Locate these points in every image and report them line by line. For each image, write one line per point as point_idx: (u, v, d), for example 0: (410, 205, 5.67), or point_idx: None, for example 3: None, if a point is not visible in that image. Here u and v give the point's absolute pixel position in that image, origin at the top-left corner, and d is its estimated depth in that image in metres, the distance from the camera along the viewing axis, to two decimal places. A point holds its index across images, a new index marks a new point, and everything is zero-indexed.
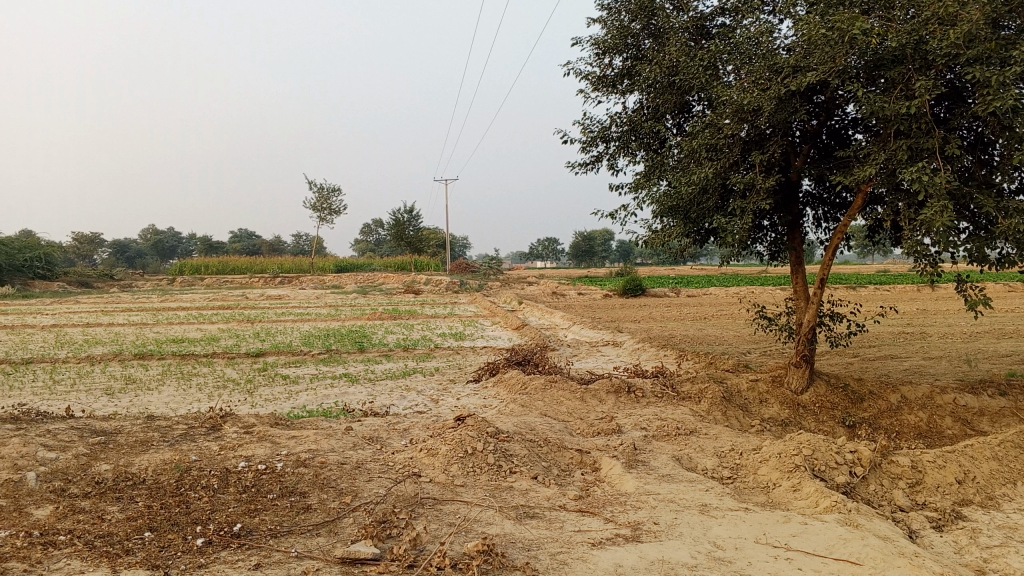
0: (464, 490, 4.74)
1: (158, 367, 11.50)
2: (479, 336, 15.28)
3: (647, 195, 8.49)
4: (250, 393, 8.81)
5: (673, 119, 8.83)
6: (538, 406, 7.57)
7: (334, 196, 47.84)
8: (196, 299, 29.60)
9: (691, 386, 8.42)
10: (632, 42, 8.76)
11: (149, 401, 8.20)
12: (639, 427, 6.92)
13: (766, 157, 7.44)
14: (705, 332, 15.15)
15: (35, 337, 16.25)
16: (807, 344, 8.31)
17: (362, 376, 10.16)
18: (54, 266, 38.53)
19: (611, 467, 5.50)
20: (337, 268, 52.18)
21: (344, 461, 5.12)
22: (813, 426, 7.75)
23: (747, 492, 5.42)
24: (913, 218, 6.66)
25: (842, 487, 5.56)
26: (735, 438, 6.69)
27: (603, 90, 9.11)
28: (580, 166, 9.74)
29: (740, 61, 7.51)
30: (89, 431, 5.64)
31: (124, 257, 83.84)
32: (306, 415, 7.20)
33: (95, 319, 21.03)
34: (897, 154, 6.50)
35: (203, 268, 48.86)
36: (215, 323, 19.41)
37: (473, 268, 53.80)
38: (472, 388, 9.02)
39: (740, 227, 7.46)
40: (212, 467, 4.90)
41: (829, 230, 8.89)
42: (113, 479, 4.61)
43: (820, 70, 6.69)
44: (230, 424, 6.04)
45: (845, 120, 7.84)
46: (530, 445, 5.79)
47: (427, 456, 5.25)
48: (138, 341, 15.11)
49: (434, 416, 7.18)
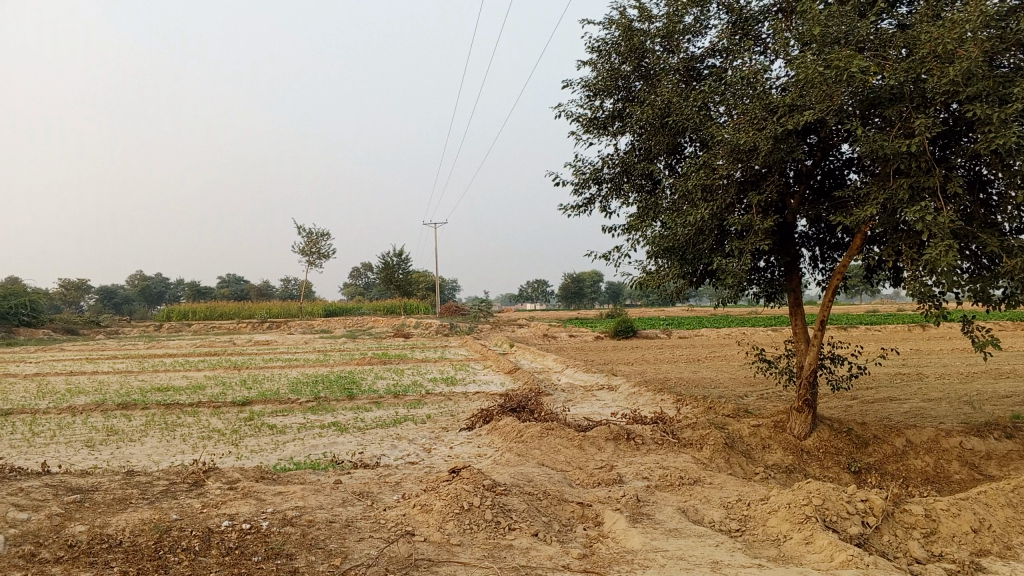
0: (461, 550, 4.47)
1: (142, 417, 11.16)
2: (470, 381, 15.01)
3: (641, 236, 8.31)
4: (235, 445, 8.51)
5: (665, 160, 8.70)
6: (535, 455, 7.31)
7: (323, 241, 47.77)
8: (183, 346, 29.23)
9: (691, 433, 8.19)
10: (623, 84, 8.69)
11: (130, 454, 7.88)
12: (640, 476, 6.67)
13: (763, 197, 7.29)
14: (700, 375, 14.92)
15: (14, 387, 15.86)
16: (808, 388, 8.10)
17: (352, 425, 9.87)
18: (40, 313, 38.10)
19: (615, 521, 5.25)
20: (326, 312, 51.85)
21: (333, 519, 4.85)
22: (818, 472, 7.51)
23: (756, 546, 5.16)
24: (916, 258, 6.51)
25: (855, 539, 5.31)
26: (741, 488, 6.45)
27: (594, 132, 9.00)
28: (572, 209, 9.61)
29: (733, 101, 7.41)
30: (65, 488, 5.34)
31: (111, 303, 83.27)
32: (293, 467, 6.93)
33: (78, 367, 20.62)
34: (898, 193, 6.35)
35: (190, 314, 48.55)
36: (201, 370, 19.05)
37: (463, 311, 53.48)
38: (465, 437, 8.74)
39: (738, 269, 7.28)
40: (193, 527, 4.62)
41: (826, 270, 8.74)
42: (87, 542, 4.32)
43: (817, 109, 6.58)
44: (213, 479, 5.75)
45: (840, 160, 7.74)
46: (529, 499, 5.54)
47: (421, 513, 4.99)
48: (121, 391, 14.74)
49: (427, 467, 6.91)
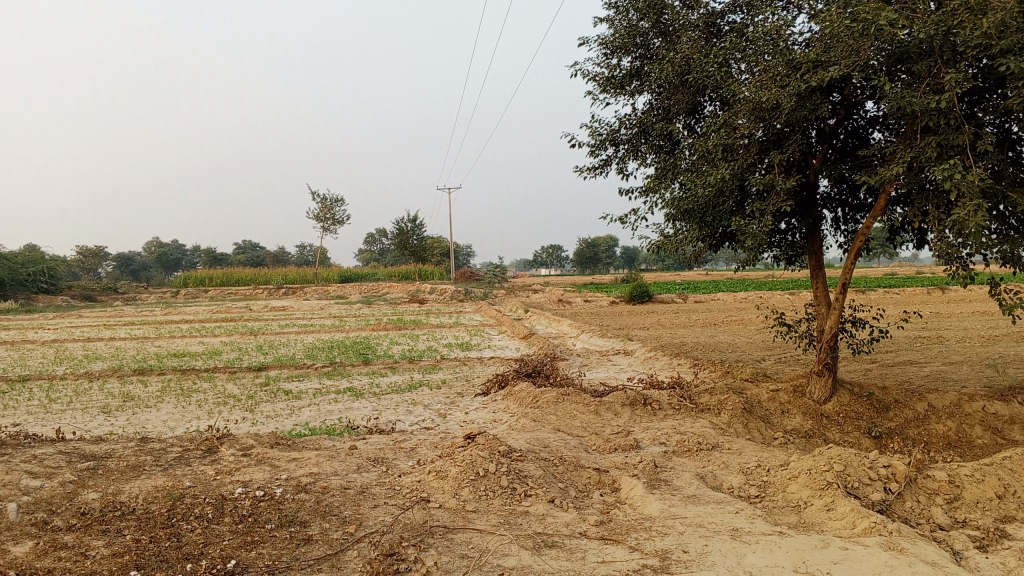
0: (476, 517, 4.42)
1: (158, 383, 11.19)
2: (486, 346, 14.94)
3: (659, 198, 8.14)
4: (251, 410, 8.49)
5: (684, 120, 8.49)
6: (550, 420, 7.24)
7: (337, 207, 47.71)
8: (199, 312, 29.32)
9: (709, 397, 8.09)
10: (641, 41, 8.46)
11: (146, 420, 7.88)
12: (657, 442, 6.59)
13: (785, 157, 7.10)
14: (716, 339, 14.79)
15: (33, 353, 15.98)
16: (828, 352, 7.96)
17: (367, 390, 9.84)
18: (58, 280, 38.39)
19: (632, 487, 5.17)
20: (342, 278, 51.95)
21: (347, 486, 4.79)
22: (838, 437, 7.41)
23: (776, 513, 5.08)
24: (943, 219, 6.31)
25: (877, 505, 5.21)
26: (760, 453, 6.35)
27: (612, 92, 8.79)
28: (589, 170, 9.43)
29: (755, 58, 7.19)
30: (78, 455, 5.32)
31: (129, 270, 83.93)
32: (308, 433, 6.91)
33: (97, 333, 20.76)
34: (925, 151, 6.14)
35: (207, 280, 48.78)
36: (217, 336, 19.12)
37: (478, 276, 53.34)
38: (480, 402, 8.68)
39: (758, 231, 7.11)
40: (207, 494, 4.58)
41: (848, 232, 8.55)
42: (100, 510, 4.28)
43: (843, 65, 6.36)
44: (226, 446, 5.71)
45: (865, 119, 7.52)
46: (545, 465, 5.47)
47: (436, 479, 4.93)
48: (138, 357, 14.81)
49: (443, 433, 6.86)
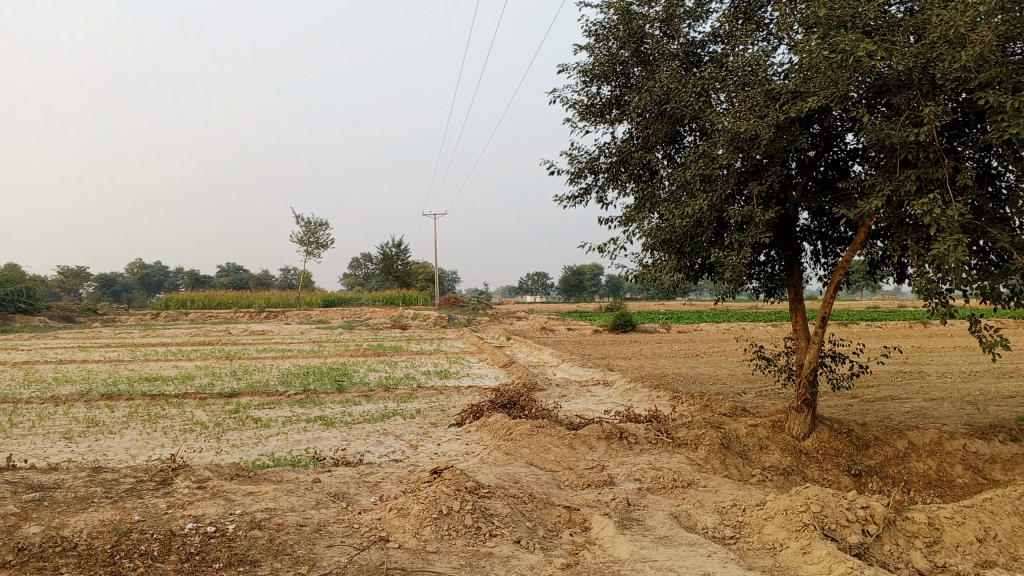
0: (437, 558, 4.22)
1: (125, 408, 10.91)
2: (464, 375, 14.73)
3: (637, 228, 8.02)
4: (217, 438, 8.25)
5: (664, 149, 8.41)
6: (523, 454, 7.05)
7: (322, 231, 47.51)
8: (178, 334, 28.94)
9: (686, 432, 7.93)
10: (621, 70, 8.39)
11: (107, 448, 7.63)
12: (632, 478, 6.42)
13: (764, 189, 7.01)
14: (697, 371, 14.66)
15: (2, 375, 15.63)
16: (807, 387, 7.84)
17: (339, 419, 9.62)
18: (37, 300, 37.91)
19: (603, 527, 4.99)
20: (325, 303, 51.60)
21: (304, 523, 4.58)
22: (817, 474, 7.27)
23: (750, 556, 4.91)
24: (923, 254, 6.22)
25: (854, 548, 5.06)
26: (736, 492, 6.18)
27: (591, 119, 8.69)
28: (568, 199, 9.32)
29: (734, 88, 7.13)
30: (25, 486, 5.07)
31: (111, 290, 83.26)
32: (271, 464, 6.69)
33: (70, 355, 20.39)
34: (905, 185, 6.06)
35: (189, 303, 48.37)
36: (192, 361, 18.80)
37: (462, 303, 53.06)
38: (453, 433, 8.47)
39: (737, 263, 7.00)
40: (155, 529, 4.36)
41: (828, 265, 8.46)
42: (39, 545, 4.05)
43: (821, 96, 6.30)
44: (182, 477, 5.48)
45: (844, 151, 7.46)
46: (513, 502, 5.28)
47: (397, 517, 4.73)
48: (108, 380, 14.50)
49: (411, 466, 6.66)
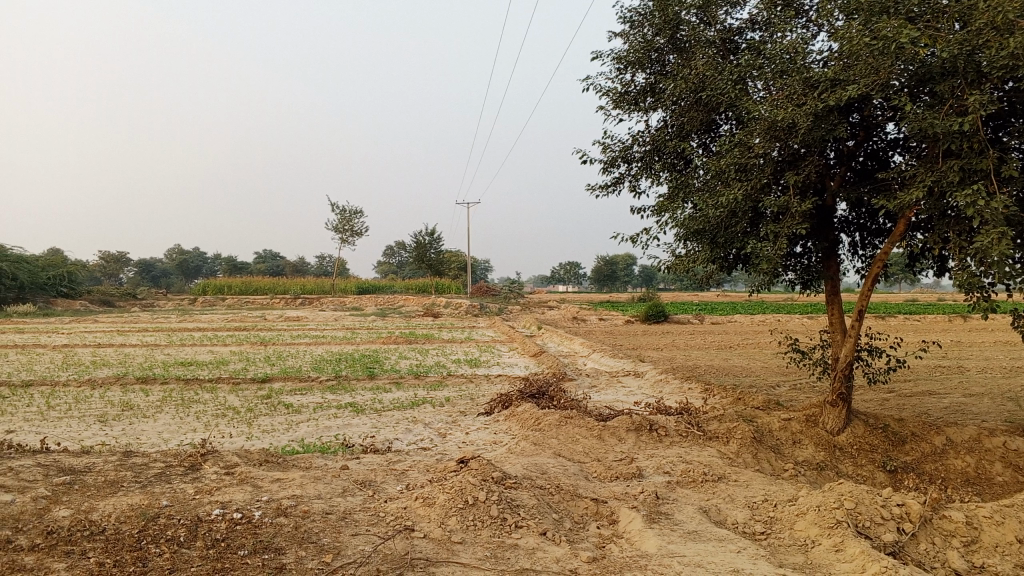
0: (462, 549, 4.19)
1: (160, 392, 11.05)
2: (495, 364, 14.71)
3: (671, 218, 7.90)
4: (248, 423, 8.31)
5: (699, 138, 8.27)
6: (551, 445, 7.00)
7: (356, 219, 47.82)
8: (213, 319, 29.30)
9: (718, 425, 7.82)
10: (656, 57, 8.26)
11: (140, 431, 7.71)
12: (662, 471, 6.34)
13: (801, 178, 6.85)
14: (730, 363, 14.50)
15: (42, 358, 15.93)
16: (843, 381, 7.69)
17: (369, 406, 9.65)
18: (77, 285, 38.62)
19: (631, 520, 4.93)
20: (359, 290, 51.91)
21: (330, 511, 4.58)
22: (851, 470, 7.13)
23: (781, 552, 4.82)
24: (965, 246, 6.04)
25: (889, 547, 4.94)
26: (768, 487, 6.08)
27: (625, 108, 8.58)
28: (600, 188, 9.21)
29: (772, 76, 6.97)
30: (57, 469, 5.13)
31: (150, 275, 84.65)
32: (300, 450, 6.71)
33: (109, 339, 20.73)
34: (947, 175, 5.87)
35: (225, 288, 48.90)
36: (227, 345, 19.01)
37: (495, 292, 53.08)
38: (482, 422, 8.45)
39: (773, 254, 6.85)
40: (183, 515, 4.38)
41: (866, 257, 8.27)
42: (68, 529, 4.08)
43: (861, 84, 6.13)
44: (210, 463, 5.51)
45: (884, 141, 7.27)
46: (540, 493, 5.23)
47: (422, 506, 4.71)
48: (145, 364, 14.70)
49: (439, 454, 6.64)
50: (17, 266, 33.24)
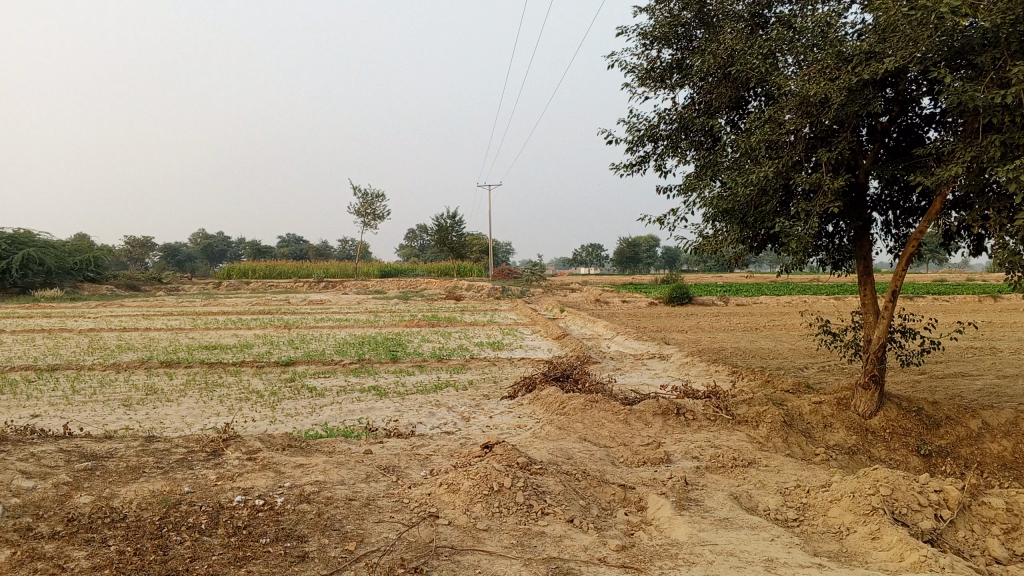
0: (487, 537, 4.09)
1: (183, 376, 11.06)
2: (518, 347, 14.59)
3: (698, 197, 7.72)
4: (272, 407, 8.27)
5: (727, 115, 8.07)
6: (577, 429, 6.90)
7: (378, 202, 47.87)
8: (237, 303, 29.43)
9: (747, 408, 7.67)
10: (683, 32, 8.04)
11: (164, 416, 7.70)
12: (690, 456, 6.21)
13: (834, 155, 6.65)
14: (756, 345, 14.31)
15: (68, 342, 16.05)
16: (876, 364, 7.50)
17: (392, 389, 9.59)
18: (104, 269, 38.97)
19: (659, 507, 4.81)
20: (382, 273, 52.02)
21: (353, 497, 4.50)
22: (884, 454, 6.95)
23: (815, 540, 4.69)
24: (1006, 223, 5.82)
25: (927, 534, 4.77)
26: (799, 472, 5.92)
27: (650, 85, 8.38)
28: (625, 168, 9.03)
29: (803, 50, 6.76)
30: (78, 455, 5.09)
31: (175, 260, 85.38)
32: (323, 435, 6.65)
33: (134, 323, 20.87)
34: (988, 150, 5.65)
35: (249, 273, 49.14)
36: (250, 329, 19.07)
37: (517, 274, 52.97)
38: (506, 406, 8.36)
39: (804, 233, 6.67)
40: (204, 502, 4.32)
41: (899, 237, 8.05)
42: (88, 516, 4.03)
43: (898, 56, 5.92)
44: (232, 448, 5.45)
45: (920, 116, 7.04)
46: (566, 479, 5.12)
47: (447, 493, 4.61)
48: (170, 348, 14.76)
49: (463, 439, 6.56)
50: (44, 252, 33.53)
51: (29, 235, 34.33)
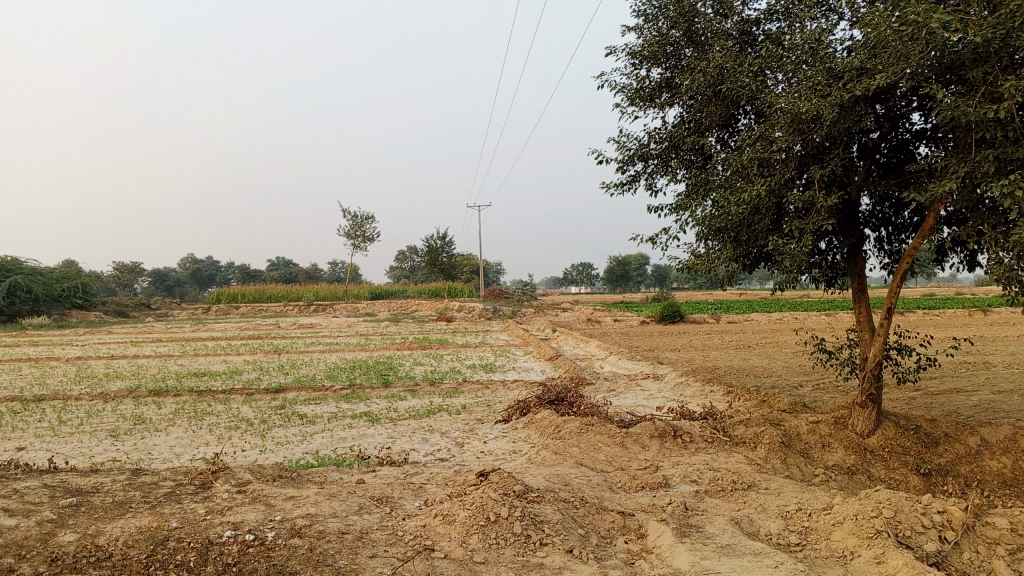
0: (485, 570, 3.99)
1: (172, 405, 10.91)
2: (510, 369, 14.48)
3: (690, 216, 7.67)
4: (262, 436, 8.13)
5: (717, 133, 8.04)
6: (573, 454, 6.80)
7: (368, 224, 47.83)
8: (226, 328, 29.22)
9: (744, 429, 7.58)
10: (672, 50, 8.04)
11: (152, 446, 7.55)
12: (688, 480, 6.12)
13: (827, 172, 6.61)
14: (750, 363, 14.25)
15: (55, 371, 15.83)
16: (872, 382, 7.43)
17: (384, 415, 9.47)
18: (92, 296, 38.69)
19: (660, 535, 4.72)
20: (372, 295, 51.84)
21: (346, 531, 4.38)
22: (884, 474, 6.87)
23: (819, 565, 4.59)
24: (1002, 239, 5.78)
25: (932, 557, 4.68)
26: (800, 494, 5.84)
27: (640, 104, 8.35)
28: (616, 187, 8.98)
29: (793, 67, 6.75)
30: (63, 490, 4.96)
31: (163, 285, 84.98)
32: (315, 464, 6.53)
33: (122, 351, 20.65)
34: (982, 166, 5.61)
35: (239, 297, 48.89)
36: (240, 355, 18.89)
37: (508, 295, 52.88)
38: (500, 430, 8.25)
39: (799, 251, 6.61)
40: (193, 537, 4.20)
41: (892, 253, 8.02)
42: (72, 555, 3.90)
43: (889, 72, 5.91)
44: (221, 481, 5.32)
45: (911, 132, 7.03)
46: (564, 507, 5.02)
47: (443, 524, 4.50)
48: (158, 376, 14.58)
49: (458, 466, 6.45)
50: (31, 279, 33.27)
51: (16, 263, 34.08)
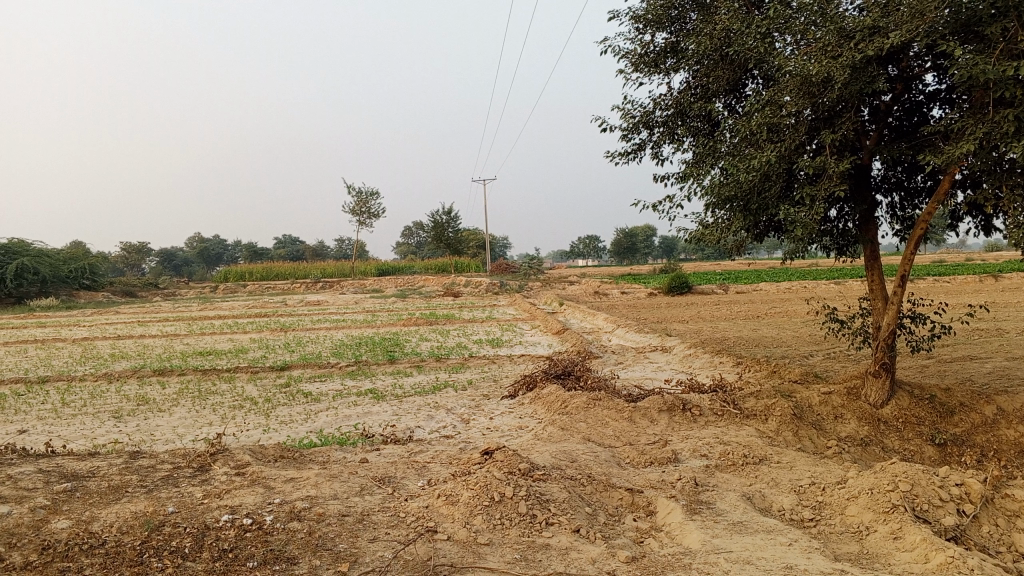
0: (488, 552, 3.86)
1: (176, 385, 10.82)
2: (517, 343, 14.37)
3: (698, 184, 7.47)
4: (266, 415, 8.04)
5: (724, 99, 7.82)
6: (580, 429, 6.68)
7: (373, 199, 47.66)
8: (233, 306, 29.18)
9: (755, 402, 7.44)
10: (677, 14, 7.80)
11: (154, 428, 7.45)
12: (698, 454, 5.98)
13: (838, 137, 6.40)
14: (759, 334, 14.10)
15: (61, 352, 15.79)
16: (885, 351, 7.25)
17: (389, 392, 9.36)
18: (100, 276, 38.68)
19: (670, 512, 4.59)
20: (379, 271, 51.69)
21: (346, 513, 4.26)
22: (898, 445, 6.72)
23: (833, 541, 4.46)
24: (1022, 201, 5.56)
25: (951, 532, 4.53)
26: (813, 468, 5.69)
27: (645, 70, 8.12)
28: (620, 156, 8.78)
29: (802, 28, 6.51)
30: (58, 475, 4.85)
31: (171, 265, 85.10)
32: (318, 443, 6.42)
33: (129, 330, 20.58)
34: (1001, 126, 5.39)
35: (246, 275, 48.84)
36: (246, 333, 18.82)
37: (515, 268, 52.69)
38: (506, 406, 8.14)
39: (810, 218, 6.42)
40: (190, 522, 4.09)
41: (905, 219, 7.81)
42: (64, 543, 3.78)
43: (903, 30, 5.67)
44: (220, 463, 5.21)
45: (924, 94, 6.80)
46: (570, 484, 4.89)
47: (446, 505, 4.38)
48: (163, 355, 14.51)
49: (463, 443, 6.34)
50: (38, 261, 33.20)
51: (22, 244, 34.04)
